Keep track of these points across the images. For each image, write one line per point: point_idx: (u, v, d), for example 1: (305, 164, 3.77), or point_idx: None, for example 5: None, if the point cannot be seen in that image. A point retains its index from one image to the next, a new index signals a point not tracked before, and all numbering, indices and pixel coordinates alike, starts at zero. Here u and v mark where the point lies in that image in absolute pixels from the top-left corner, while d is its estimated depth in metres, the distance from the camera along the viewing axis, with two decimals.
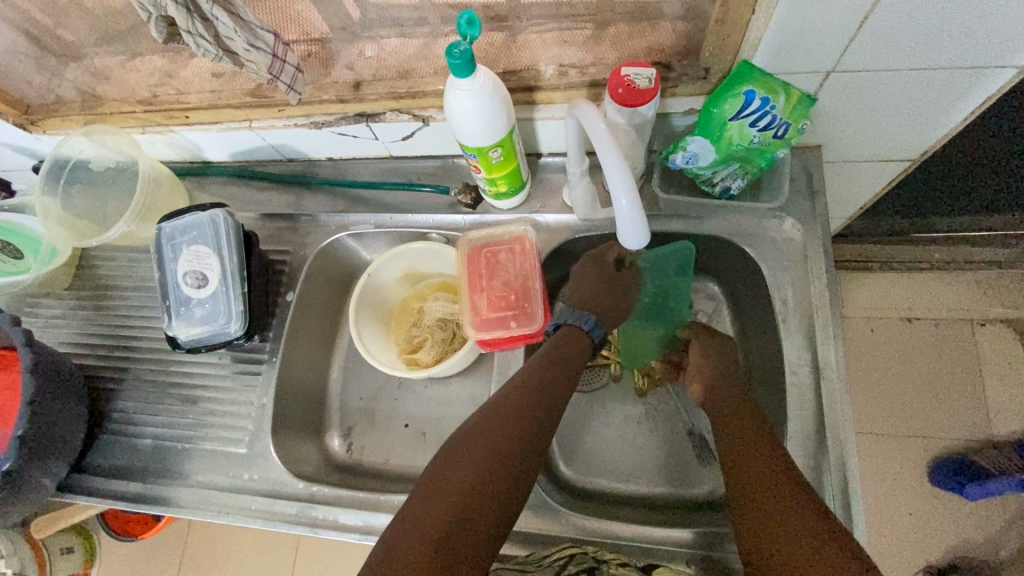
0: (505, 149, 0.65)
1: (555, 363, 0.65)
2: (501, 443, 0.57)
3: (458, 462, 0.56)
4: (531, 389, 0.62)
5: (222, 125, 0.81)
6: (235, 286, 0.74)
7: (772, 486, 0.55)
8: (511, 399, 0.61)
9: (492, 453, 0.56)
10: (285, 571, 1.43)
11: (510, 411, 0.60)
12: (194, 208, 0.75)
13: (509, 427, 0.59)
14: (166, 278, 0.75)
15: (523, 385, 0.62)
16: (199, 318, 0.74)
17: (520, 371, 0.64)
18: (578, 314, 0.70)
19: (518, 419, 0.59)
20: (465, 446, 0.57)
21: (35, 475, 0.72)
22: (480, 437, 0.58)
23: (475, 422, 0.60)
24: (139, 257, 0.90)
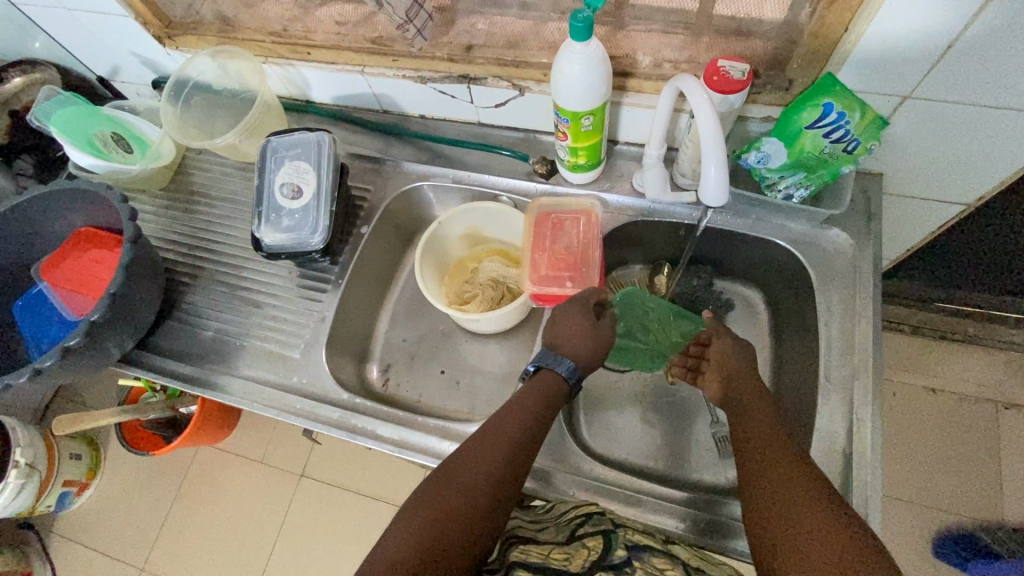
0: (596, 119, 0.71)
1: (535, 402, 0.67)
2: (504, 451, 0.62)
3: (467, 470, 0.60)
4: (519, 424, 0.65)
5: (337, 66, 0.89)
6: (326, 204, 0.80)
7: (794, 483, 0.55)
8: (498, 422, 0.65)
9: (495, 461, 0.61)
10: (280, 509, 1.58)
11: (501, 430, 0.64)
12: (304, 128, 0.82)
13: (500, 451, 0.62)
14: (263, 186, 0.81)
15: (503, 423, 0.65)
16: (285, 226, 0.80)
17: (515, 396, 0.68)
18: (555, 358, 0.70)
19: (506, 433, 0.64)
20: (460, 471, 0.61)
21: (108, 339, 0.78)
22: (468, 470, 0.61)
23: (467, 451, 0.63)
24: (232, 173, 0.99)
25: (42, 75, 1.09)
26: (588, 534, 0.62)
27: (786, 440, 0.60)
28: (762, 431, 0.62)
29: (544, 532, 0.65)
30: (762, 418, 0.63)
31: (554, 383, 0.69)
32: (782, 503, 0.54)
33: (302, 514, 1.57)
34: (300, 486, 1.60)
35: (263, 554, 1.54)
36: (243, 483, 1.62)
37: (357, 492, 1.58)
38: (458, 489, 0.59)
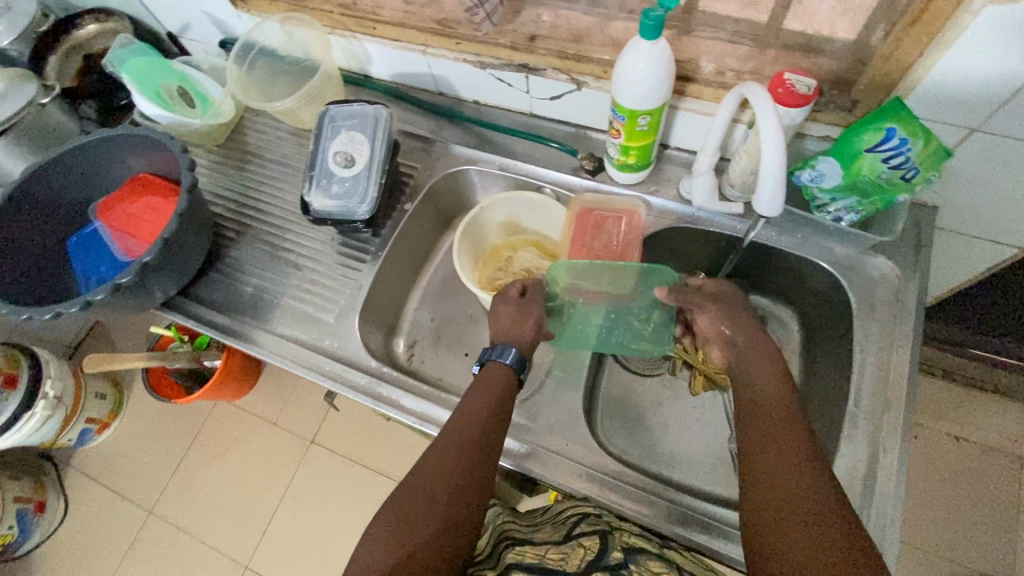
0: (652, 120, 0.71)
1: (496, 392, 0.71)
2: (474, 442, 0.66)
3: (439, 467, 0.63)
4: (480, 418, 0.68)
5: (400, 44, 0.91)
6: (376, 175, 0.82)
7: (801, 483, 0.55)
8: (468, 417, 0.68)
9: (464, 452, 0.65)
10: (287, 472, 1.62)
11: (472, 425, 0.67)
12: (362, 100, 0.84)
13: (469, 443, 0.65)
14: (317, 152, 0.84)
15: (472, 417, 0.68)
16: (334, 193, 0.82)
17: (477, 391, 0.71)
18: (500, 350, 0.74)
19: (477, 428, 0.67)
20: (433, 465, 0.64)
21: (154, 281, 0.81)
22: (433, 471, 0.63)
23: (440, 448, 0.66)
24: (285, 138, 1.01)
25: (117, 25, 1.13)
26: (585, 534, 0.64)
27: (798, 436, 0.59)
28: (773, 424, 0.61)
29: (542, 531, 0.68)
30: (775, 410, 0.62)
31: (503, 372, 0.73)
32: (784, 499, 0.54)
33: (309, 480, 1.60)
34: (309, 452, 1.63)
35: (266, 514, 1.58)
36: (255, 443, 1.66)
37: (364, 465, 1.61)
38: (433, 485, 0.62)
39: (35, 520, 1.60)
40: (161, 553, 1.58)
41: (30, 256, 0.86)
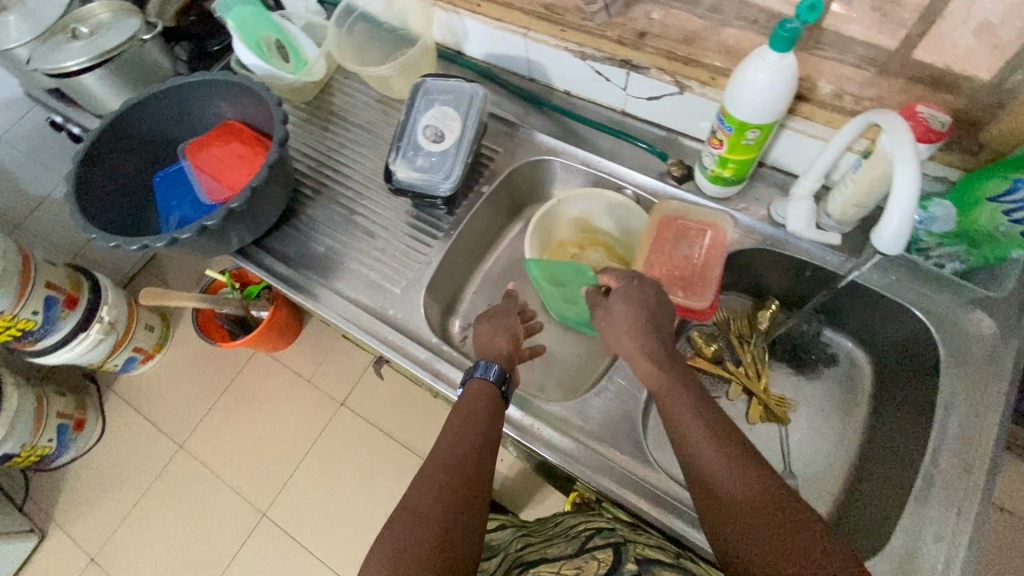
0: (760, 136, 0.69)
1: (481, 409, 0.70)
2: (463, 469, 0.63)
3: (432, 500, 0.60)
4: (467, 440, 0.66)
5: (502, 24, 0.89)
6: (463, 154, 0.81)
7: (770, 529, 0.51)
8: (456, 445, 0.66)
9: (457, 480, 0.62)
10: (315, 429, 1.67)
11: (460, 451, 0.65)
12: (460, 77, 0.83)
13: (461, 471, 0.63)
14: (408, 123, 0.83)
15: (458, 443, 0.66)
16: (420, 166, 0.82)
17: (460, 416, 0.69)
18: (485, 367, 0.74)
19: (465, 452, 0.65)
20: (424, 499, 0.60)
21: (235, 228, 0.82)
22: (424, 503, 0.59)
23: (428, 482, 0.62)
24: (372, 104, 1.01)
25: None
26: (598, 547, 0.64)
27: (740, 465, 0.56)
28: (722, 446, 0.57)
29: (555, 548, 0.68)
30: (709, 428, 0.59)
31: (485, 388, 0.72)
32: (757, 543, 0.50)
33: (333, 440, 1.65)
34: (337, 414, 1.68)
35: (290, 465, 1.63)
36: (286, 396, 1.72)
37: (389, 435, 1.64)
38: (429, 518, 0.58)
39: (74, 436, 1.66)
40: (185, 487, 1.64)
41: (121, 186, 0.89)
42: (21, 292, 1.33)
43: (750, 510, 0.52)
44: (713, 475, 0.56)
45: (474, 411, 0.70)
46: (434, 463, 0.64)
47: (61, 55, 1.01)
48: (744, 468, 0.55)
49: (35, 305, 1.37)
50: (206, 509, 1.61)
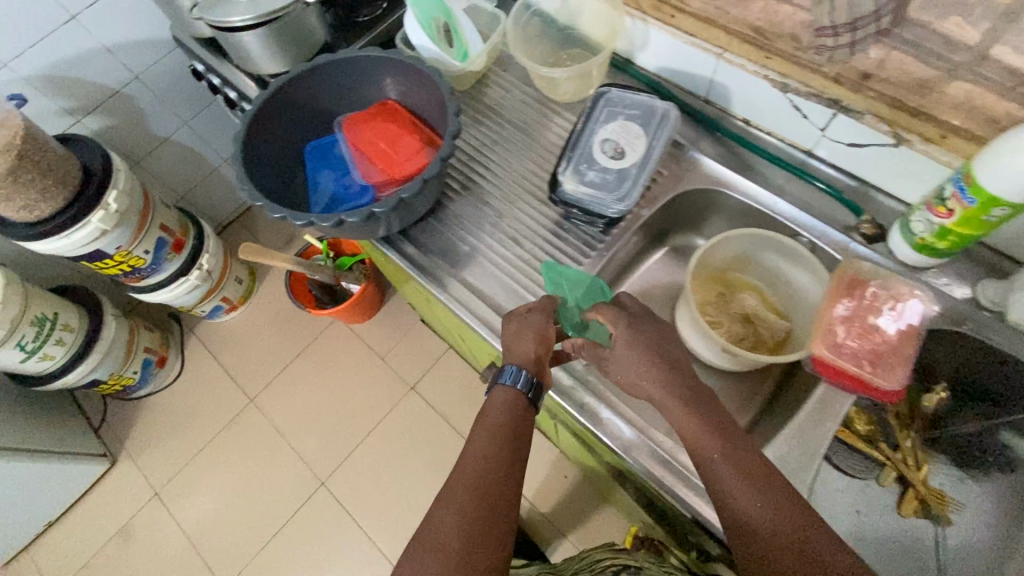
0: (1008, 216, 0.61)
1: (506, 418, 0.68)
2: (482, 482, 0.62)
3: (446, 517, 0.60)
4: (488, 451, 0.65)
5: (695, 41, 0.83)
6: (642, 178, 0.75)
7: (794, 557, 0.55)
8: (475, 457, 0.65)
9: (469, 498, 0.61)
10: (384, 407, 1.67)
11: (478, 462, 0.64)
12: (651, 93, 0.77)
13: (476, 485, 0.62)
14: (585, 134, 0.78)
15: (480, 453, 0.65)
16: (592, 182, 0.76)
17: (481, 422, 0.68)
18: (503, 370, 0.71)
19: (487, 468, 0.63)
20: (441, 515, 0.60)
21: (393, 218, 0.80)
22: (440, 520, 0.60)
23: (446, 496, 0.62)
24: (528, 102, 0.97)
25: None
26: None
27: (763, 486, 0.59)
28: (748, 485, 0.60)
29: None
30: (734, 468, 0.61)
31: (511, 396, 0.69)
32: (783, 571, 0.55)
33: (399, 423, 1.65)
34: (406, 398, 1.68)
35: (354, 438, 1.65)
36: (359, 371, 1.73)
37: (455, 428, 1.63)
38: (443, 537, 0.59)
39: (155, 371, 1.71)
40: (252, 440, 1.67)
41: (273, 151, 0.87)
42: (138, 231, 1.36)
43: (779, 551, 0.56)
44: (742, 514, 0.59)
45: (500, 420, 0.68)
46: (456, 475, 0.64)
47: (228, 9, 0.99)
48: (770, 507, 0.58)
49: (148, 245, 1.40)
50: (268, 466, 1.64)
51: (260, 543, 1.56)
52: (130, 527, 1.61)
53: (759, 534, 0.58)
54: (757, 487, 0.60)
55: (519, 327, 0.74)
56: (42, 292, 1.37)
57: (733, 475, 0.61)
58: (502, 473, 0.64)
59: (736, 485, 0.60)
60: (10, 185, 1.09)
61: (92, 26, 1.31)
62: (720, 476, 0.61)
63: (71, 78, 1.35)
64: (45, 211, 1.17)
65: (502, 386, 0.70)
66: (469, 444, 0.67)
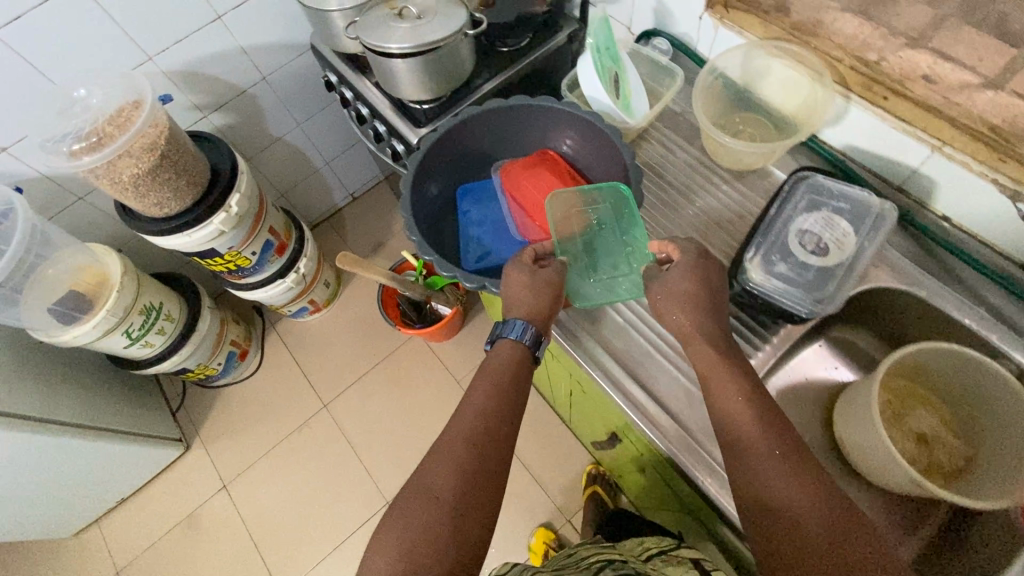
0: None
1: (509, 378, 0.70)
2: (475, 431, 0.64)
3: (438, 465, 0.61)
4: (484, 402, 0.67)
5: (907, 128, 0.74)
6: (845, 281, 0.67)
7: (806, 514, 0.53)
8: (471, 407, 0.67)
9: (462, 446, 0.63)
10: None
11: (473, 411, 0.66)
12: (863, 186, 0.69)
13: (469, 432, 0.64)
14: (780, 219, 0.71)
15: (476, 402, 0.67)
16: (785, 275, 0.69)
17: (480, 374, 0.71)
18: (507, 323, 0.73)
19: (479, 417, 0.65)
20: (432, 461, 0.62)
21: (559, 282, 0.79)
22: (433, 467, 0.61)
23: (438, 442, 0.64)
24: (692, 166, 0.91)
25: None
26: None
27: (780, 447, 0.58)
28: (771, 449, 0.58)
29: None
30: (768, 440, 0.59)
31: (515, 348, 0.72)
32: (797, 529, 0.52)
33: None
34: None
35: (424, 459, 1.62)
36: (434, 390, 1.71)
37: (527, 467, 1.56)
38: (434, 479, 0.60)
39: (238, 363, 1.72)
40: (322, 446, 1.67)
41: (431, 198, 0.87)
42: (250, 233, 1.36)
43: (803, 513, 0.53)
44: (762, 478, 0.57)
45: (499, 376, 0.70)
46: (449, 423, 0.66)
47: (386, 34, 0.98)
48: (791, 472, 0.56)
49: (256, 247, 1.40)
50: (335, 475, 1.64)
51: (321, 553, 1.55)
52: (197, 516, 1.63)
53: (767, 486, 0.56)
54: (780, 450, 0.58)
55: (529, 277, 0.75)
56: (152, 281, 1.39)
57: (753, 434, 0.60)
58: (497, 425, 0.66)
59: (755, 442, 0.59)
60: (148, 184, 1.11)
61: (234, 26, 1.30)
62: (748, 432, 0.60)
63: (207, 75, 1.35)
64: (174, 209, 1.19)
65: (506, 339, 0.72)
66: (467, 395, 0.69)
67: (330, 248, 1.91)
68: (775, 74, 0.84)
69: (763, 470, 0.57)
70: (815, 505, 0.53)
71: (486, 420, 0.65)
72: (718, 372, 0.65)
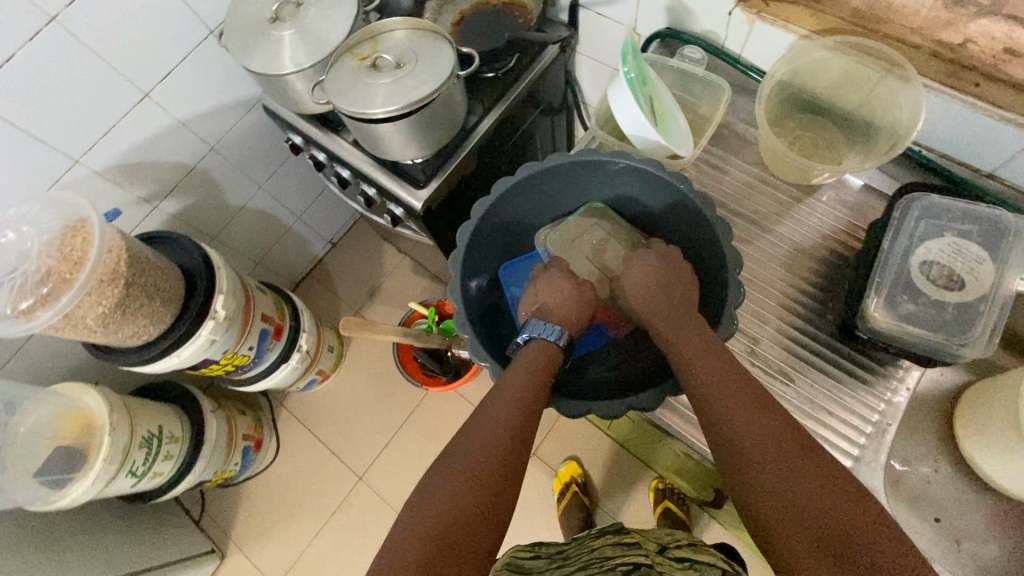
0: None
1: (531, 380, 0.64)
2: (493, 434, 0.57)
3: (456, 465, 0.54)
4: (504, 407, 0.60)
5: None
6: (989, 312, 0.61)
7: (812, 491, 0.48)
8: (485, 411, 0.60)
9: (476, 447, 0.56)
10: None
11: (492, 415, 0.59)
12: (986, 203, 0.63)
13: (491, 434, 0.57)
14: (898, 254, 0.65)
15: (494, 405, 0.60)
16: (920, 317, 0.62)
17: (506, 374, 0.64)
18: (544, 326, 0.71)
19: (495, 423, 0.58)
20: (447, 461, 0.55)
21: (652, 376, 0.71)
22: (451, 469, 0.54)
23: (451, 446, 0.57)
24: (752, 186, 0.80)
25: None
26: None
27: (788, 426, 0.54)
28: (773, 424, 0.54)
29: None
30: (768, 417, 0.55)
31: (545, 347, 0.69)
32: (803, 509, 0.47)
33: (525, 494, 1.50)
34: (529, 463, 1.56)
35: None
36: None
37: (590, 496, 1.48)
38: (448, 479, 0.53)
39: (254, 456, 1.58)
40: (368, 521, 1.56)
41: (474, 293, 0.76)
42: (244, 330, 1.20)
43: (763, 454, 0.52)
44: (760, 456, 0.52)
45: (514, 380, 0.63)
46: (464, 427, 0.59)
47: (367, 95, 0.82)
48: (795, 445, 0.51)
49: (253, 341, 1.25)
50: None
51: None
52: None
53: (771, 464, 0.51)
54: (741, 397, 0.57)
55: (566, 290, 0.75)
56: (144, 404, 1.23)
57: (755, 409, 0.55)
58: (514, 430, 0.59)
59: (759, 416, 0.55)
60: (119, 318, 0.94)
61: (165, 102, 1.10)
62: (709, 385, 0.59)
63: (145, 162, 1.15)
64: (152, 332, 1.02)
65: (538, 339, 0.69)
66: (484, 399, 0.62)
67: (322, 306, 1.75)
68: (842, 71, 0.73)
69: (768, 447, 0.52)
70: (812, 468, 0.49)
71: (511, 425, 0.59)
72: (717, 350, 0.62)
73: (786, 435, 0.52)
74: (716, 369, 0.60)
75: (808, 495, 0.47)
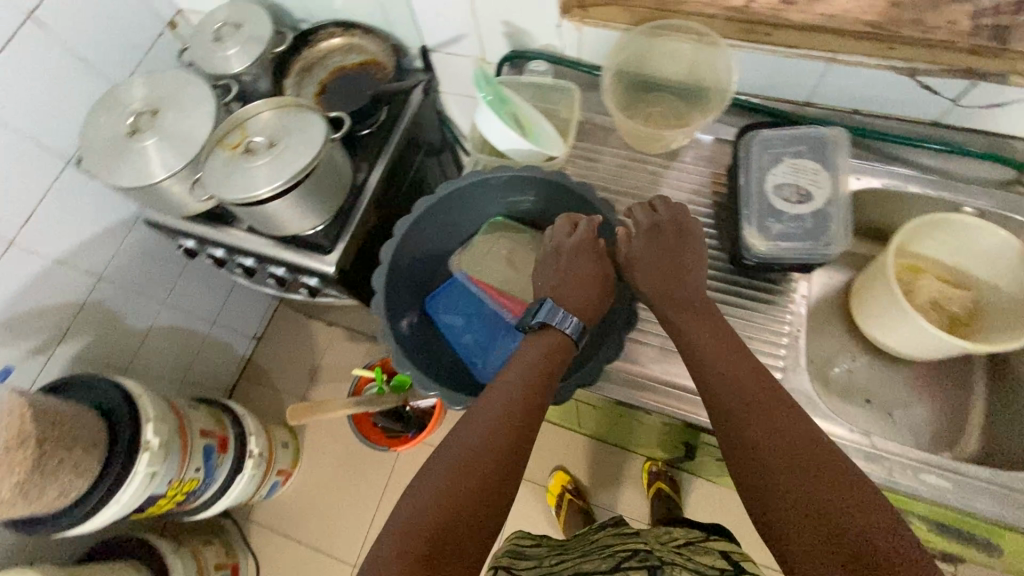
0: None
1: (530, 381, 0.62)
2: (490, 439, 0.57)
3: (445, 467, 0.54)
4: (503, 412, 0.59)
5: (801, 50, 0.77)
6: (838, 213, 0.72)
7: (812, 489, 0.49)
8: (479, 415, 0.59)
9: (469, 450, 0.56)
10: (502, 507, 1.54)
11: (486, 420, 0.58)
12: (808, 125, 0.75)
13: (485, 438, 0.57)
14: (754, 184, 0.74)
15: (488, 412, 0.59)
16: (787, 232, 0.72)
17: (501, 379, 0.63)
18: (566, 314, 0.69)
19: (490, 426, 0.58)
20: (437, 466, 0.55)
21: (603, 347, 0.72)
22: (445, 473, 0.54)
23: (445, 451, 0.57)
24: (625, 165, 0.88)
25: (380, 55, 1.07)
26: (634, 567, 0.62)
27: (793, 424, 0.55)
28: (775, 419, 0.56)
29: (589, 565, 0.68)
30: (777, 414, 0.56)
31: (557, 340, 0.67)
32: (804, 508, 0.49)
33: (524, 521, 1.49)
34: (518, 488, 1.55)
35: None
36: None
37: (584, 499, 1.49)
38: (440, 482, 0.53)
39: None
40: None
41: (408, 332, 0.78)
42: (184, 453, 1.13)
43: (768, 457, 0.53)
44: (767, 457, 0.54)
45: (515, 384, 0.62)
46: (456, 429, 0.58)
47: (248, 181, 0.83)
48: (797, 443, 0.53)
49: (198, 461, 1.18)
50: None
51: None
52: None
53: (777, 463, 0.53)
54: (751, 398, 0.59)
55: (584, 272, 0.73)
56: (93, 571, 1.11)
57: (759, 405, 0.58)
58: (514, 435, 0.58)
59: (761, 411, 0.57)
60: (40, 484, 0.86)
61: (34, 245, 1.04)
62: (720, 388, 0.61)
63: (27, 312, 1.07)
64: (81, 488, 0.93)
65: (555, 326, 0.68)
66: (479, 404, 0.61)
67: (264, 404, 1.67)
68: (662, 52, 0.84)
69: (772, 447, 0.54)
70: (814, 468, 0.51)
71: (513, 430, 0.58)
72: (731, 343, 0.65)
73: (791, 432, 0.54)
74: (723, 366, 0.63)
75: (809, 496, 0.49)
